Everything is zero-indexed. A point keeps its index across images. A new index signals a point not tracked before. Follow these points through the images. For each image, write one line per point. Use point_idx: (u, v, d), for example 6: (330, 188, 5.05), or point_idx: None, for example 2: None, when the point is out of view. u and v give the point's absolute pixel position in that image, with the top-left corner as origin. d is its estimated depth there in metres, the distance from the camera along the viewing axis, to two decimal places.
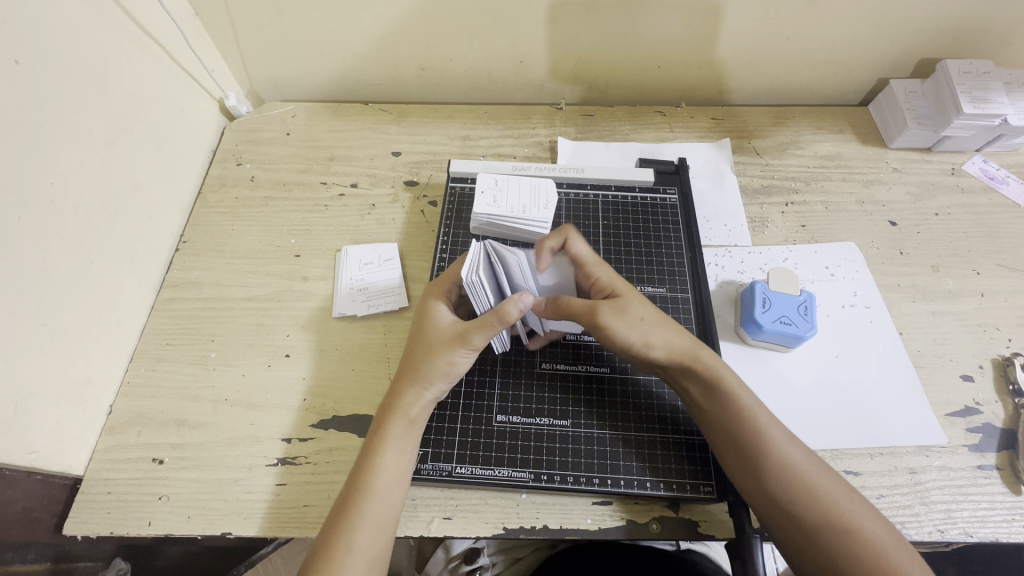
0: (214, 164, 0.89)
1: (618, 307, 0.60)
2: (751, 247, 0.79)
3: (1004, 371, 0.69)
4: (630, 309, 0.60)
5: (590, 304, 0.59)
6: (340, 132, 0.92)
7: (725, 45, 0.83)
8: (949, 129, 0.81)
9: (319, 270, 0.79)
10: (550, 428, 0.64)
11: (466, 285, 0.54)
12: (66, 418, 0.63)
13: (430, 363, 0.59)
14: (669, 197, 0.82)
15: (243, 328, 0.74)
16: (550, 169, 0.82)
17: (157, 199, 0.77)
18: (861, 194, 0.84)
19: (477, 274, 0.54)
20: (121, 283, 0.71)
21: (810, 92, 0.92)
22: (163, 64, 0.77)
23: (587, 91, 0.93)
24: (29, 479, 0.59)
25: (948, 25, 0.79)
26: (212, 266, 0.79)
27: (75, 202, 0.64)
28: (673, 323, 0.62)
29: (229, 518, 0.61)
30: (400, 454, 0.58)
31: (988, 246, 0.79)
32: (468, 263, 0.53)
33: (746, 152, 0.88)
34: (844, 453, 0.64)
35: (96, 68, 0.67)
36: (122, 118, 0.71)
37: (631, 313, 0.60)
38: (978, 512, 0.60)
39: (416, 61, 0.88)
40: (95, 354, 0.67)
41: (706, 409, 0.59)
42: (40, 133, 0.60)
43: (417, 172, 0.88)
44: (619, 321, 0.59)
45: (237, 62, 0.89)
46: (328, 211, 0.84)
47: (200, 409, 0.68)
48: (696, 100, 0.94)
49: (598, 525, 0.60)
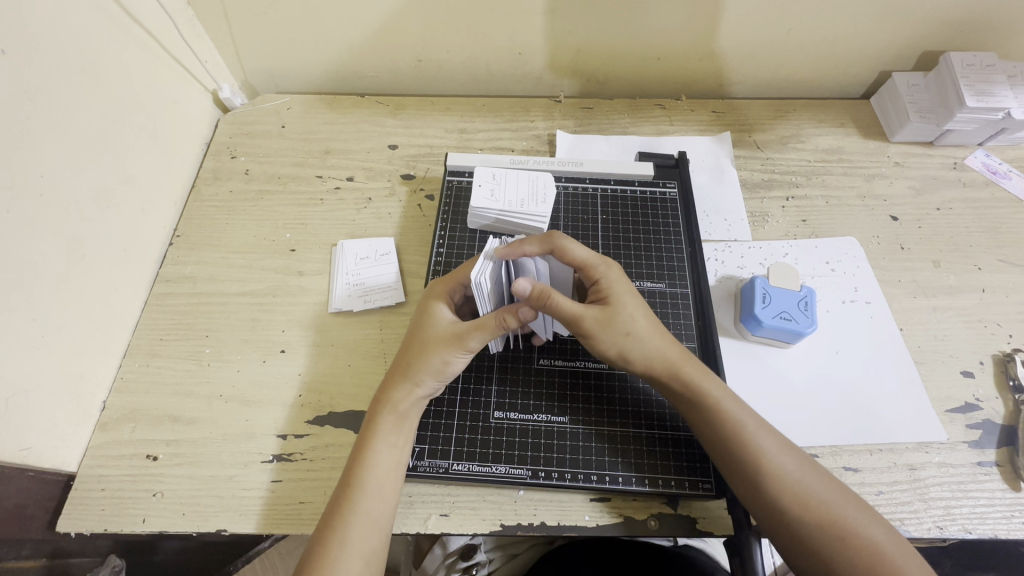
0: (208, 157, 0.88)
1: (605, 317, 0.59)
2: (751, 243, 0.78)
3: (1005, 367, 0.68)
4: (617, 321, 0.59)
5: (577, 312, 0.58)
6: (336, 125, 0.91)
7: (725, 37, 0.82)
8: (951, 123, 0.80)
9: (314, 265, 0.78)
10: (547, 425, 0.64)
11: (474, 286, 0.53)
12: (59, 414, 0.62)
13: (424, 359, 0.59)
14: (669, 191, 0.81)
15: (238, 323, 0.73)
16: (549, 162, 0.81)
17: (150, 192, 0.76)
18: (862, 188, 0.83)
19: (483, 276, 0.54)
20: (113, 277, 0.70)
21: (812, 84, 0.91)
22: (156, 56, 0.76)
23: (586, 84, 0.92)
24: (20, 476, 0.58)
25: (953, 17, 0.78)
26: (207, 260, 0.78)
27: (65, 196, 0.63)
28: (661, 330, 0.61)
29: (225, 515, 0.61)
30: (392, 450, 0.58)
31: (990, 241, 0.78)
32: (477, 266, 0.53)
33: (746, 145, 0.87)
34: (844, 449, 0.64)
35: (86, 58, 0.65)
36: (114, 110, 0.70)
37: (617, 323, 0.59)
38: (977, 508, 0.60)
39: (412, 52, 0.87)
40: (87, 349, 0.66)
41: (695, 420, 0.58)
42: (29, 125, 0.59)
43: (414, 166, 0.87)
44: (601, 331, 0.59)
45: (231, 53, 0.88)
46: (324, 204, 0.83)
47: (194, 405, 0.67)
48: (696, 92, 0.93)
49: (596, 522, 0.60)
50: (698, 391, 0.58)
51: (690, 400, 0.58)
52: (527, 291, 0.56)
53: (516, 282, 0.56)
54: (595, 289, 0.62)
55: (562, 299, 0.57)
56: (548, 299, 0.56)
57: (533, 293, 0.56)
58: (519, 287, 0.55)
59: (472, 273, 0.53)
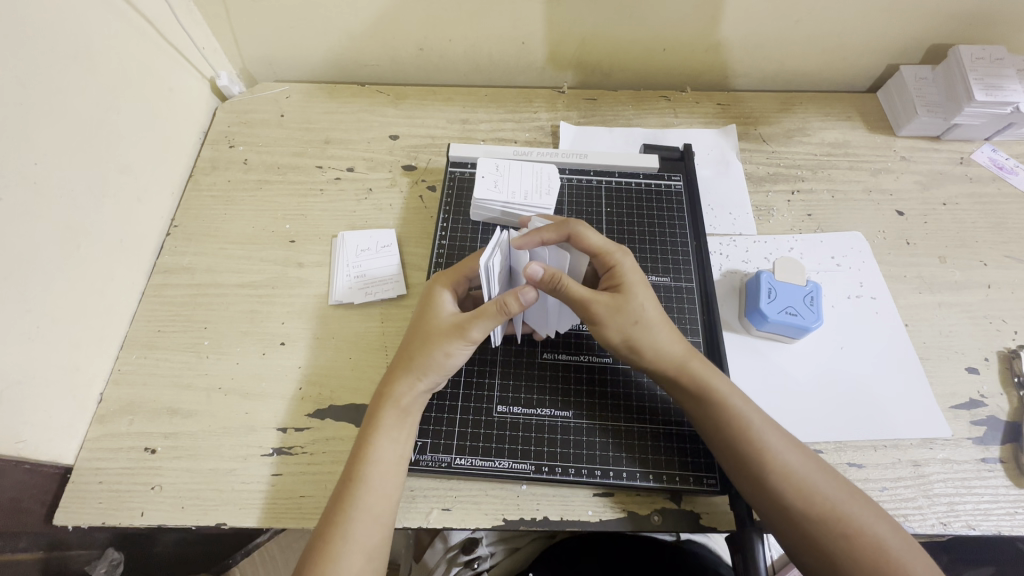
0: (205, 146, 0.86)
1: (617, 303, 0.58)
2: (756, 237, 0.78)
3: (1010, 363, 0.68)
4: (628, 307, 0.59)
5: (589, 295, 0.57)
6: (335, 114, 0.89)
7: (732, 27, 0.81)
8: (960, 117, 0.80)
9: (314, 256, 0.77)
10: (551, 420, 0.63)
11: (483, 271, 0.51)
12: (54, 407, 0.61)
13: (427, 353, 0.58)
14: (674, 183, 0.80)
15: (237, 315, 0.72)
16: (553, 154, 0.80)
17: (146, 181, 0.75)
18: (868, 183, 0.82)
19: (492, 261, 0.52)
20: (110, 268, 0.69)
21: (819, 78, 0.90)
22: (153, 42, 0.75)
23: (590, 75, 0.91)
24: (17, 468, 0.57)
25: (963, 9, 0.77)
26: (204, 251, 0.77)
27: (60, 184, 0.61)
28: (670, 327, 0.61)
29: (224, 508, 0.60)
30: (394, 445, 0.57)
31: (997, 237, 0.77)
32: (487, 249, 0.51)
33: (751, 139, 0.86)
34: (848, 445, 0.63)
35: (79, 43, 0.63)
36: (109, 97, 0.68)
37: (628, 311, 0.58)
38: (981, 504, 0.60)
39: (414, 41, 0.85)
40: (83, 341, 0.65)
41: (700, 417, 0.57)
42: (22, 112, 0.57)
43: (415, 156, 0.85)
44: (614, 314, 0.58)
45: (229, 41, 0.86)
46: (324, 195, 0.82)
47: (192, 398, 0.67)
48: (701, 84, 0.92)
49: (600, 517, 0.59)
50: (703, 388, 0.57)
51: (694, 397, 0.57)
52: (538, 275, 0.55)
53: (528, 265, 0.55)
54: (609, 275, 0.61)
55: (572, 283, 0.57)
56: (559, 282, 0.55)
57: (544, 277, 0.55)
58: (530, 270, 0.54)
59: (481, 257, 0.51)
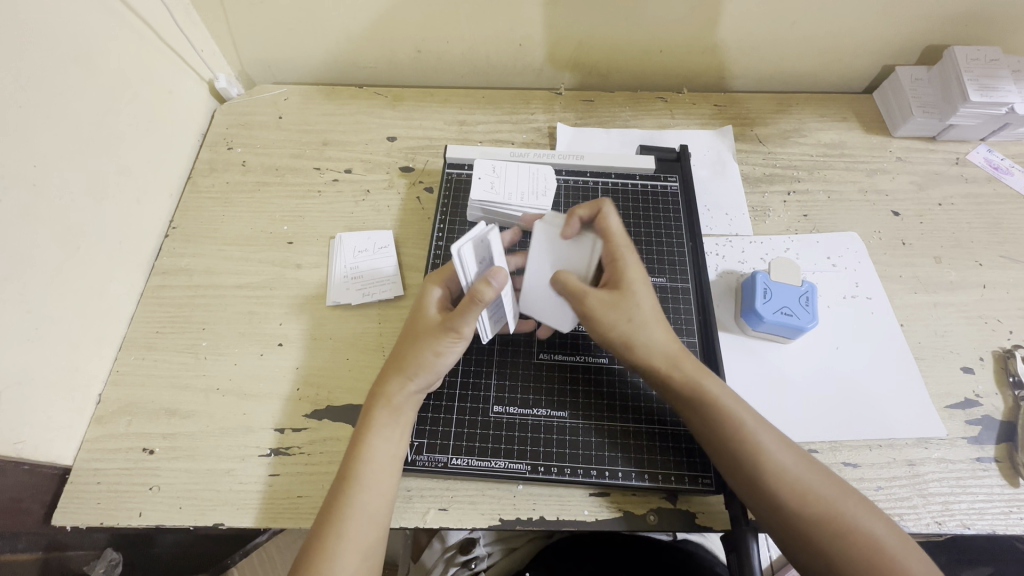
0: (203, 148, 0.87)
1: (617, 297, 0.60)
2: (752, 237, 0.78)
3: (1005, 363, 0.68)
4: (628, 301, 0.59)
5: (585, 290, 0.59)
6: (333, 116, 0.90)
7: (728, 29, 0.81)
8: (955, 117, 0.80)
9: (312, 257, 0.77)
10: (547, 420, 0.64)
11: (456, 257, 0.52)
12: (52, 408, 0.61)
13: (418, 352, 0.58)
14: (670, 184, 0.81)
15: (235, 316, 0.73)
16: (549, 155, 0.80)
17: (144, 183, 0.75)
18: (864, 183, 0.83)
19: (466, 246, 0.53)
20: (108, 269, 0.69)
21: (815, 79, 0.90)
22: (152, 45, 0.75)
23: (587, 76, 0.91)
24: (16, 469, 0.57)
25: (958, 10, 0.77)
26: (203, 253, 0.78)
27: (60, 186, 0.62)
28: (664, 325, 0.61)
29: (222, 508, 0.60)
30: (387, 444, 0.57)
31: (992, 237, 0.78)
32: (463, 235, 0.52)
33: (748, 139, 0.87)
34: (843, 445, 0.63)
35: (78, 45, 0.64)
36: (108, 99, 0.68)
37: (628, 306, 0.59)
38: (976, 504, 0.60)
39: (412, 43, 0.86)
40: (82, 343, 0.65)
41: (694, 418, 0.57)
42: (23, 114, 0.58)
43: (412, 158, 0.86)
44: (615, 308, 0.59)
45: (228, 43, 0.87)
46: (322, 197, 0.82)
47: (190, 399, 0.67)
48: (698, 85, 0.92)
49: (595, 517, 0.60)
50: (697, 388, 0.57)
51: (688, 398, 0.57)
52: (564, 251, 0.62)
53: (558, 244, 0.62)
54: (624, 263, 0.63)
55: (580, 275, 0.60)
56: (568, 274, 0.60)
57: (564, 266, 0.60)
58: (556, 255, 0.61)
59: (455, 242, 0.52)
